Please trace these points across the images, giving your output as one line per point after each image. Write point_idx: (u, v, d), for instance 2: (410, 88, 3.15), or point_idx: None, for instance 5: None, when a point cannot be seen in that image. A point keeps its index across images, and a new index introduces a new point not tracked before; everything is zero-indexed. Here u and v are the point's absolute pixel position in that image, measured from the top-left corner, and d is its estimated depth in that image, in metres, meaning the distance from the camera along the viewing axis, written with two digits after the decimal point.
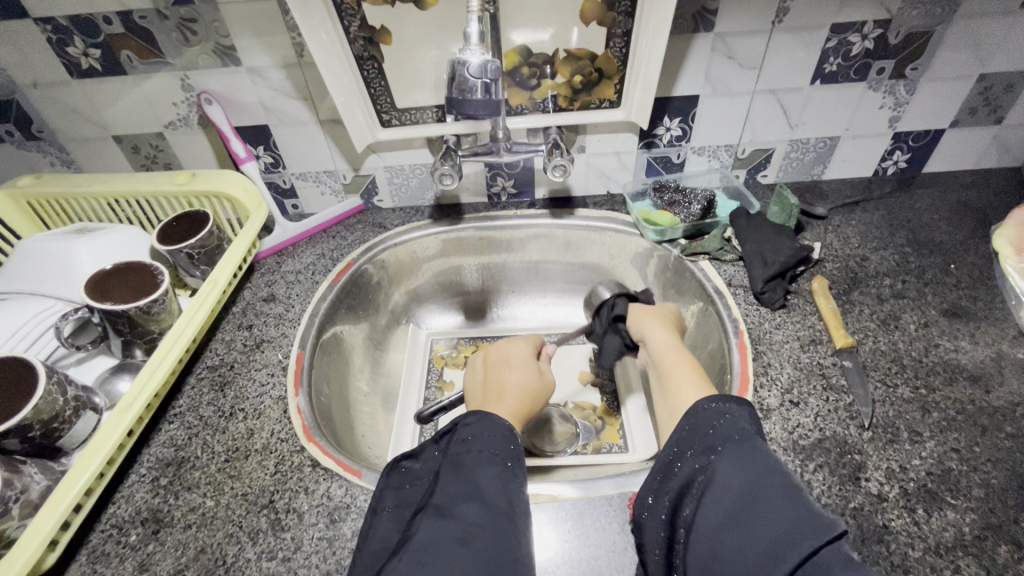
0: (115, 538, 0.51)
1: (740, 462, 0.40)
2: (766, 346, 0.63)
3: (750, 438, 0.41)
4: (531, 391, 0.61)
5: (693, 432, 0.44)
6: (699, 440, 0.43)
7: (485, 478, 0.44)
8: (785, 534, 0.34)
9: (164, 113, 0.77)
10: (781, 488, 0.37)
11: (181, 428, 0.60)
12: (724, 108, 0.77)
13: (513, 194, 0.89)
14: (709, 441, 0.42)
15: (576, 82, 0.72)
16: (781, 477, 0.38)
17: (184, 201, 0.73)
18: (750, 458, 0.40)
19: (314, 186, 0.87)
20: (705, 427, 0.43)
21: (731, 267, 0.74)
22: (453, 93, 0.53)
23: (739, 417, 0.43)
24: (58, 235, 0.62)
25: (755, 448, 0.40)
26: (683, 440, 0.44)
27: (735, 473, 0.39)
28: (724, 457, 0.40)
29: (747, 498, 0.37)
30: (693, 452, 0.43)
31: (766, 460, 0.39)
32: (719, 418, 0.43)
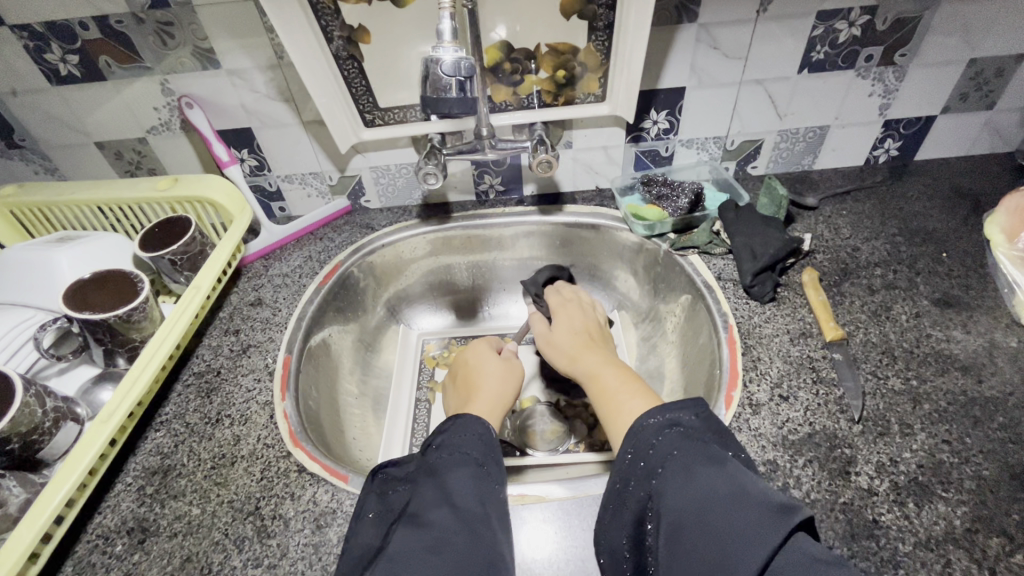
0: (101, 548, 0.50)
1: (681, 481, 0.39)
2: (756, 340, 0.63)
3: (689, 451, 0.41)
4: (505, 380, 0.61)
5: (633, 455, 0.43)
6: (639, 465, 0.43)
7: (465, 483, 0.44)
8: (746, 538, 0.35)
9: (146, 118, 0.77)
10: (733, 493, 0.37)
11: (167, 435, 0.59)
12: (711, 100, 0.76)
13: (501, 191, 0.88)
14: (650, 466, 0.42)
15: (560, 77, 0.71)
16: (730, 482, 0.38)
17: (168, 207, 0.72)
18: (692, 473, 0.39)
19: (301, 188, 0.87)
20: (643, 450, 0.43)
21: (720, 260, 0.73)
22: (428, 91, 0.52)
23: (680, 428, 0.43)
24: (39, 244, 0.62)
25: (694, 460, 0.40)
26: (624, 465, 0.43)
27: (680, 492, 0.39)
28: (667, 478, 0.40)
29: (697, 513, 0.37)
30: (636, 480, 0.42)
31: (712, 469, 0.39)
32: (656, 436, 0.43)
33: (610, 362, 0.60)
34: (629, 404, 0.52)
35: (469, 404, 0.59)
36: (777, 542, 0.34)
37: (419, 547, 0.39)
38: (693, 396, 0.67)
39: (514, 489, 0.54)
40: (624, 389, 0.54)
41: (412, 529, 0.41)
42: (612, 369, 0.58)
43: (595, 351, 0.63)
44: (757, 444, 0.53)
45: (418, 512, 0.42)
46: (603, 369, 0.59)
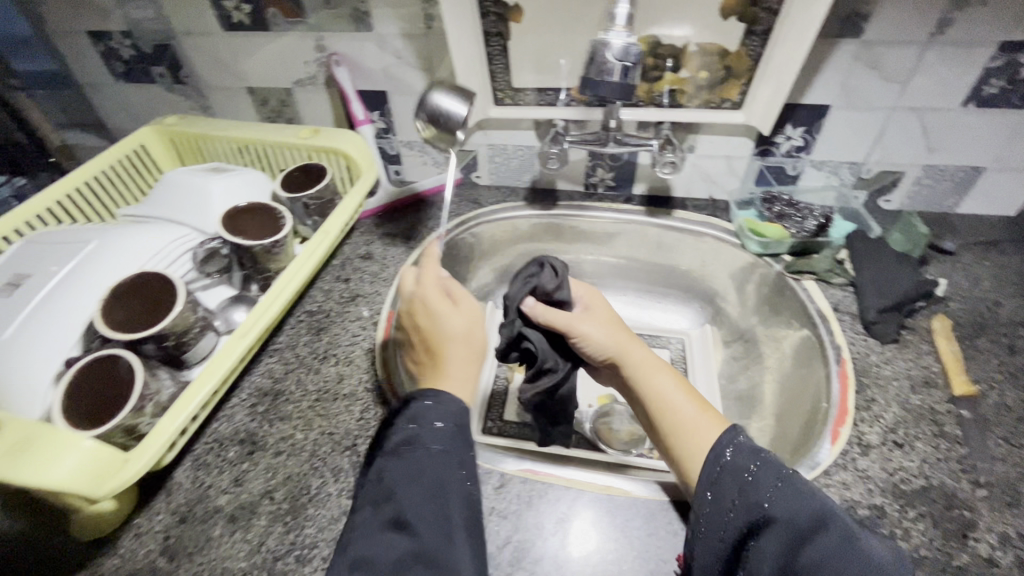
0: (215, 451, 0.56)
1: (796, 507, 0.39)
2: (871, 380, 0.59)
3: (795, 481, 0.41)
4: (475, 337, 0.53)
5: (732, 479, 0.43)
6: (739, 492, 0.42)
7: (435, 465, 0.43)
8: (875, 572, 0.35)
9: (296, 70, 0.83)
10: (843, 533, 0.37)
11: (279, 362, 0.64)
12: (856, 122, 0.72)
13: (610, 187, 0.87)
14: (756, 494, 0.41)
15: (700, 78, 0.69)
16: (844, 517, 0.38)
17: (304, 155, 0.77)
18: (802, 503, 0.39)
19: (419, 155, 0.90)
20: (743, 477, 0.42)
21: (838, 291, 0.69)
22: (590, 73, 0.53)
23: (771, 459, 0.43)
24: (198, 171, 0.68)
25: (805, 494, 0.40)
26: (716, 493, 0.43)
27: (786, 521, 0.38)
28: (778, 507, 0.39)
29: (817, 543, 0.36)
30: (740, 507, 0.41)
31: (826, 502, 0.39)
32: (752, 463, 0.43)
33: (663, 367, 0.58)
34: (707, 437, 0.50)
35: (441, 370, 0.51)
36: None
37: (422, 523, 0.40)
38: (790, 425, 0.64)
39: (599, 479, 0.55)
40: (690, 406, 0.53)
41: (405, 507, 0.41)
42: (667, 376, 0.57)
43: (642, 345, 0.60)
44: (864, 486, 0.50)
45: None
46: (659, 369, 0.57)
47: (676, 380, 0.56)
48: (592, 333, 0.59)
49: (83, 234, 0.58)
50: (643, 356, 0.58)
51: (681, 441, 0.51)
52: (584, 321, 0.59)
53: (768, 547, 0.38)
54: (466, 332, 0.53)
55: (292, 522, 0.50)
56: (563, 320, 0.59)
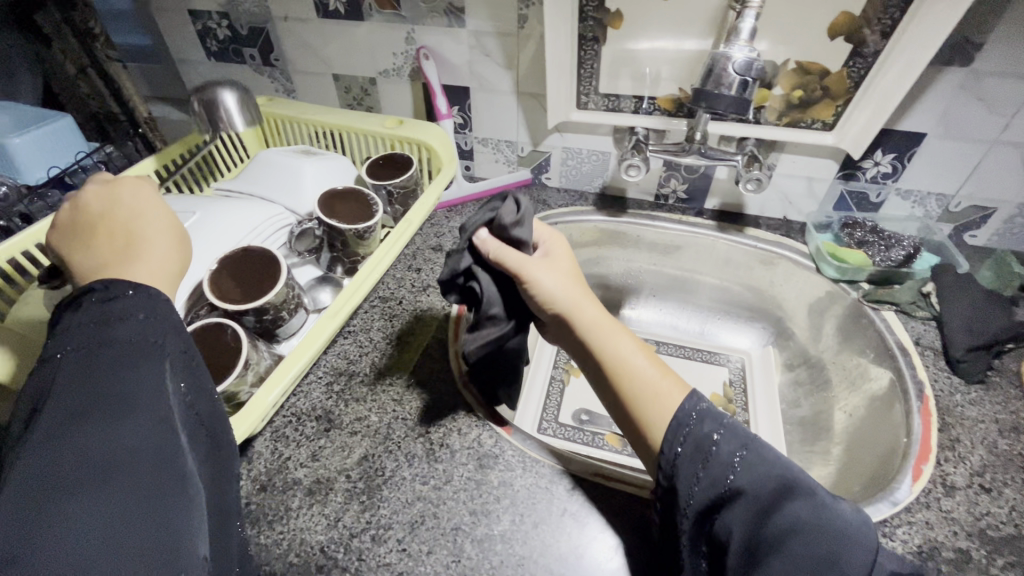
0: (294, 425, 0.58)
1: (760, 472, 0.39)
2: (956, 420, 0.57)
3: (753, 446, 0.40)
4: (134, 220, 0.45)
5: (698, 446, 0.41)
6: (704, 462, 0.40)
7: (146, 380, 0.34)
8: (841, 540, 0.35)
9: (383, 61, 0.84)
10: (808, 500, 0.37)
11: (354, 344, 0.66)
12: (952, 153, 0.70)
13: (681, 199, 0.87)
14: (719, 458, 0.40)
15: (794, 97, 0.68)
16: (795, 475, 0.39)
17: (387, 144, 0.79)
18: (765, 468, 0.39)
19: (492, 153, 0.91)
20: (709, 445, 0.41)
21: (920, 324, 0.67)
22: (707, 85, 0.56)
23: (728, 424, 0.42)
24: (291, 153, 0.71)
25: (764, 459, 0.40)
26: (683, 454, 0.42)
27: (754, 484, 0.38)
28: (744, 474, 0.39)
29: (783, 505, 0.37)
30: (704, 475, 0.40)
31: (784, 467, 0.39)
32: (716, 431, 0.42)
33: (622, 330, 0.52)
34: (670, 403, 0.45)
35: (135, 253, 0.42)
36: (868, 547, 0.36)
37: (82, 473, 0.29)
38: (864, 458, 0.62)
39: None
40: (652, 371, 0.48)
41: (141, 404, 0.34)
42: (626, 338, 0.51)
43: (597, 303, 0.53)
44: (949, 528, 0.49)
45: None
46: (618, 332, 0.51)
47: (634, 343, 0.51)
48: (545, 283, 0.51)
49: (185, 205, 0.60)
50: (596, 314, 0.51)
51: (642, 411, 0.46)
52: (540, 270, 0.52)
53: (739, 513, 0.38)
54: (136, 239, 0.43)
55: (367, 501, 0.51)
56: (514, 263, 0.52)
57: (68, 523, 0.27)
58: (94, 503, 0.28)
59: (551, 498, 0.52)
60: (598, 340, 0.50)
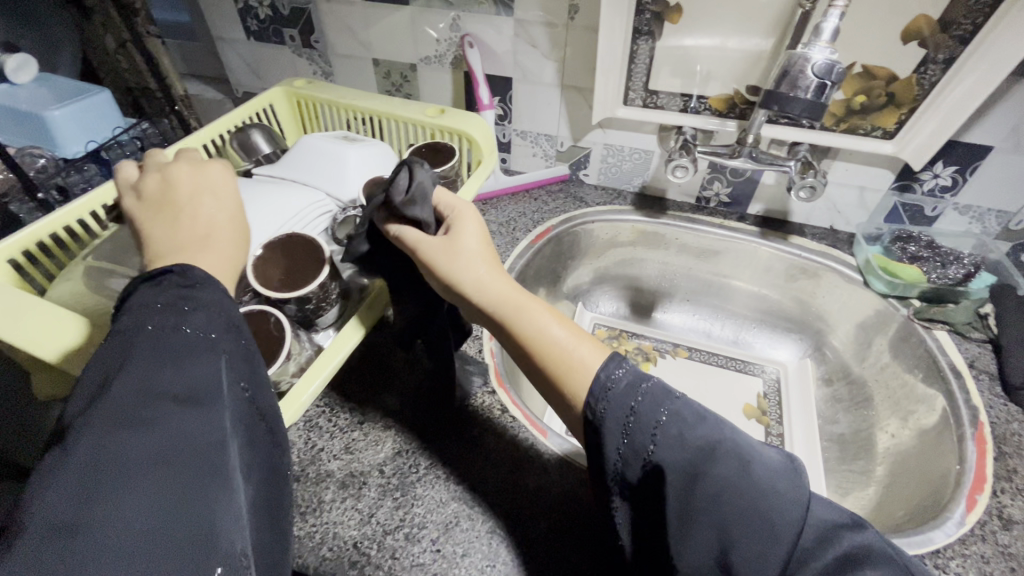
0: (328, 415, 0.57)
1: (682, 433, 0.34)
2: (1015, 450, 0.55)
3: (670, 401, 0.36)
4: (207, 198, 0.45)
5: (614, 415, 0.36)
6: (626, 427, 0.36)
7: (207, 374, 0.33)
8: (770, 496, 0.32)
9: (425, 47, 0.83)
10: (738, 472, 0.33)
11: (388, 336, 0.65)
12: (1020, 168, 0.67)
13: (724, 203, 0.84)
14: (640, 424, 0.35)
15: (856, 102, 0.66)
16: (719, 433, 0.34)
17: (426, 133, 0.78)
18: (688, 428, 0.35)
19: (530, 146, 0.89)
20: (625, 412, 0.36)
21: (975, 346, 0.64)
22: (781, 88, 0.55)
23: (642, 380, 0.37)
24: (333, 139, 0.69)
25: (684, 415, 0.35)
26: (608, 428, 0.36)
27: (677, 454, 0.34)
28: (667, 437, 0.34)
29: (705, 470, 0.33)
30: (627, 447, 0.35)
31: (706, 424, 0.35)
32: (630, 394, 0.37)
33: (531, 298, 0.46)
34: (587, 371, 0.40)
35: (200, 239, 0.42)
36: (801, 498, 0.32)
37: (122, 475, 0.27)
38: (911, 482, 0.60)
39: None
40: (558, 337, 0.42)
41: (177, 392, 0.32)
42: (539, 306, 0.45)
43: (501, 275, 0.47)
44: (1008, 564, 0.46)
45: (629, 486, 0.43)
46: (526, 304, 0.45)
47: (542, 309, 0.45)
48: (483, 274, 0.47)
49: None
50: (500, 291, 0.46)
51: (564, 384, 0.40)
52: (454, 258, 0.47)
53: (668, 487, 0.33)
54: (208, 229, 0.43)
55: (401, 498, 0.50)
56: (431, 249, 0.48)
57: (104, 508, 0.25)
58: (128, 499, 0.26)
59: (588, 507, 0.50)
60: (507, 321, 0.45)
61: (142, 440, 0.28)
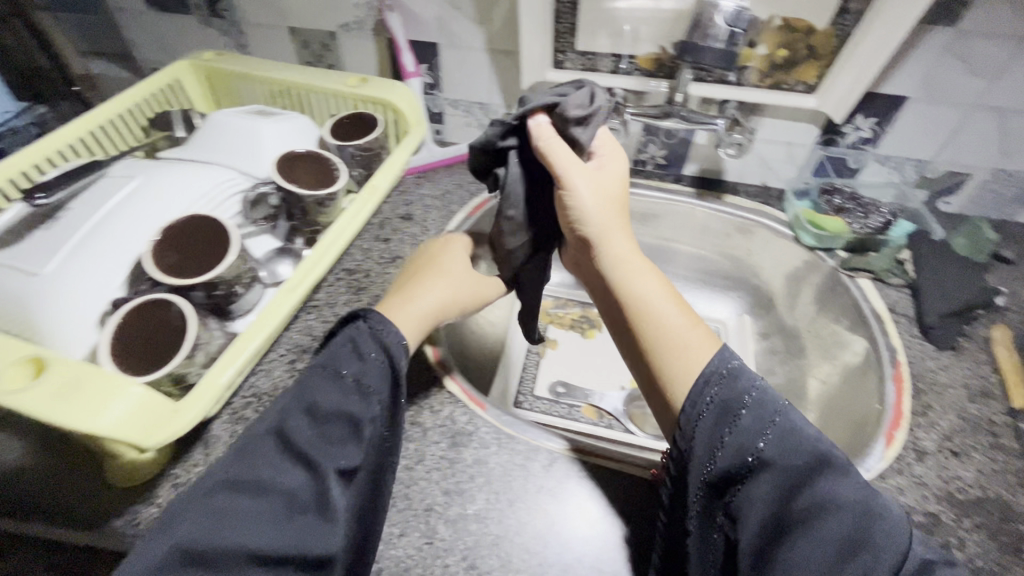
0: (255, 406, 0.54)
1: (790, 444, 0.37)
2: (929, 386, 0.58)
3: (786, 422, 0.38)
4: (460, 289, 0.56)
5: (724, 412, 0.39)
6: (730, 424, 0.38)
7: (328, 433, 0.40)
8: (856, 518, 0.34)
9: (343, 13, 0.77)
10: (838, 481, 0.35)
11: (318, 320, 0.62)
12: (933, 117, 0.69)
13: (661, 165, 0.84)
14: (735, 420, 0.38)
15: (779, 57, 0.66)
16: (824, 450, 0.37)
17: (350, 104, 0.73)
18: (788, 436, 0.37)
19: (463, 116, 0.86)
20: (734, 404, 0.39)
21: (895, 292, 0.67)
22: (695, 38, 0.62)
23: (766, 395, 0.39)
24: (244, 113, 0.65)
25: (796, 432, 0.37)
26: (717, 426, 0.39)
27: (795, 466, 0.36)
28: (772, 442, 0.37)
29: (817, 483, 0.35)
30: (720, 435, 0.38)
31: (810, 441, 0.37)
32: (751, 390, 0.40)
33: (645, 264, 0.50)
34: (698, 360, 0.43)
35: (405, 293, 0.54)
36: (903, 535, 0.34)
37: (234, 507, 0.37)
38: (838, 426, 0.62)
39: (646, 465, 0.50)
40: (680, 317, 0.46)
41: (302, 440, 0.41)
42: (654, 279, 0.49)
43: (626, 234, 0.50)
44: (920, 493, 0.49)
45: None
46: (642, 270, 0.49)
47: (654, 277, 0.49)
48: (616, 244, 0.49)
49: (127, 170, 0.55)
50: (623, 251, 0.49)
51: (673, 364, 0.43)
52: (597, 184, 0.50)
53: (763, 487, 0.36)
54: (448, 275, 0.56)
55: None
56: (564, 159, 0.47)
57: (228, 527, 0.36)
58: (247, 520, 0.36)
59: (527, 475, 0.50)
60: (614, 280, 0.49)
61: (254, 509, 0.37)
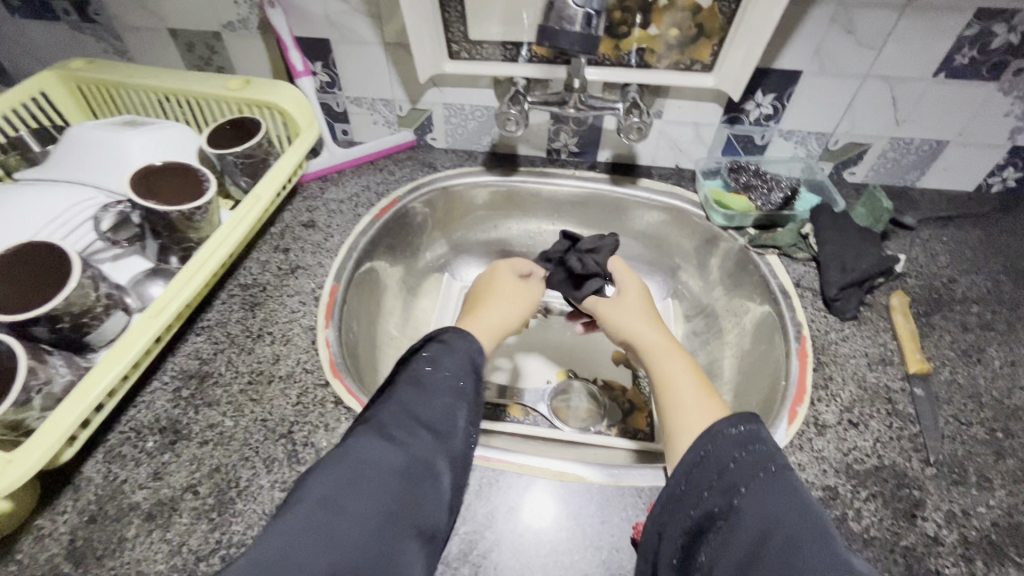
0: (132, 442, 0.50)
1: (769, 501, 0.37)
2: (830, 358, 0.58)
3: (779, 476, 0.39)
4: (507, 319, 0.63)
5: (711, 464, 0.41)
6: (719, 476, 0.40)
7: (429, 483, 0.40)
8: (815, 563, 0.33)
9: (224, 11, 0.73)
10: (819, 540, 0.34)
11: (207, 341, 0.58)
12: (828, 90, 0.69)
13: (574, 153, 0.82)
14: (729, 480, 0.40)
15: (671, 37, 0.65)
16: (812, 514, 0.36)
17: (235, 109, 0.69)
18: (774, 495, 0.37)
19: (368, 114, 0.82)
20: (724, 461, 0.41)
21: (801, 266, 0.68)
22: (551, 22, 0.53)
23: (766, 451, 0.41)
24: (109, 125, 0.60)
25: (781, 488, 0.38)
26: (700, 474, 0.41)
27: (767, 519, 0.36)
28: (750, 498, 0.38)
29: (789, 541, 0.35)
30: (712, 491, 0.40)
31: (799, 501, 0.37)
32: (737, 451, 0.41)
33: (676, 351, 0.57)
34: (694, 419, 0.48)
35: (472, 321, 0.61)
36: None
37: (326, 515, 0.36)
38: (750, 403, 0.63)
39: (551, 465, 0.52)
40: (694, 387, 0.52)
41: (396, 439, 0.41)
42: (682, 363, 0.55)
43: (659, 329, 0.61)
44: (819, 468, 0.50)
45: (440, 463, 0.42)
46: (673, 354, 0.57)
47: (687, 361, 0.56)
48: (651, 336, 0.60)
49: None
50: (660, 340, 0.59)
51: (672, 419, 0.50)
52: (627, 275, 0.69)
53: (735, 536, 0.36)
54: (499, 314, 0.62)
55: (218, 519, 0.46)
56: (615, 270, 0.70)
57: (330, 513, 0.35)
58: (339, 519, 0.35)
59: None
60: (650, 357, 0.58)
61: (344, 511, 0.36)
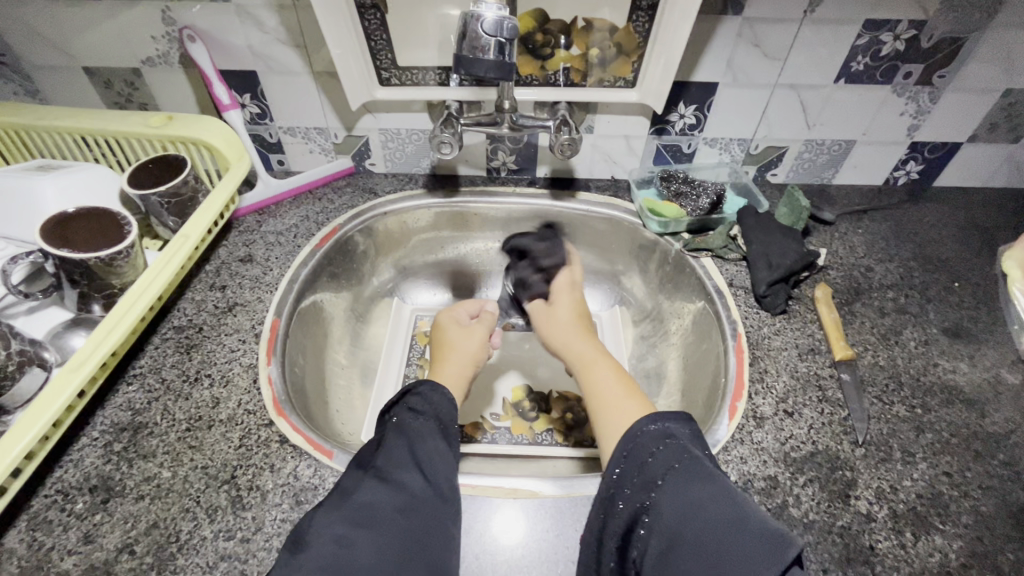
0: (59, 505, 0.47)
1: (687, 488, 0.39)
2: (764, 352, 0.61)
3: (690, 464, 0.41)
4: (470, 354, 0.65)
5: (629, 463, 0.43)
6: (640, 473, 0.42)
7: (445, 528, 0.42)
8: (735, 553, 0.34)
9: (143, 47, 0.71)
10: (734, 517, 0.37)
11: (140, 390, 0.55)
12: (744, 99, 0.73)
13: (513, 170, 0.84)
14: (649, 477, 0.41)
15: (591, 56, 0.68)
16: (732, 500, 0.38)
17: (159, 146, 0.67)
18: (692, 484, 0.39)
19: (303, 142, 0.81)
20: (642, 458, 0.43)
21: (733, 266, 0.71)
22: (464, 50, 0.54)
23: (677, 441, 0.43)
24: (19, 171, 0.57)
25: (696, 476, 0.40)
26: (624, 473, 0.43)
27: (681, 506, 0.38)
28: (667, 489, 0.40)
29: (708, 528, 0.36)
30: (633, 490, 0.42)
31: (715, 485, 0.39)
32: (657, 444, 0.43)
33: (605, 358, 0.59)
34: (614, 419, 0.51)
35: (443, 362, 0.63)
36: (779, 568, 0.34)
37: (333, 569, 0.36)
38: (695, 402, 0.65)
39: (504, 483, 0.52)
40: (617, 391, 0.54)
41: (388, 478, 0.43)
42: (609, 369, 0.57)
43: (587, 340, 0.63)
44: (760, 459, 0.52)
45: (383, 492, 0.42)
46: (599, 364, 0.58)
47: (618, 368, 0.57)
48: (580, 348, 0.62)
49: None
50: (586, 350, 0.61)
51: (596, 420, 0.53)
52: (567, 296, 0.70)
53: (658, 529, 0.38)
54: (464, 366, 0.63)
55: None
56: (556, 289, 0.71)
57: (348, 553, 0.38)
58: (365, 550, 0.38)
59: None
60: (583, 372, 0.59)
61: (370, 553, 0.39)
